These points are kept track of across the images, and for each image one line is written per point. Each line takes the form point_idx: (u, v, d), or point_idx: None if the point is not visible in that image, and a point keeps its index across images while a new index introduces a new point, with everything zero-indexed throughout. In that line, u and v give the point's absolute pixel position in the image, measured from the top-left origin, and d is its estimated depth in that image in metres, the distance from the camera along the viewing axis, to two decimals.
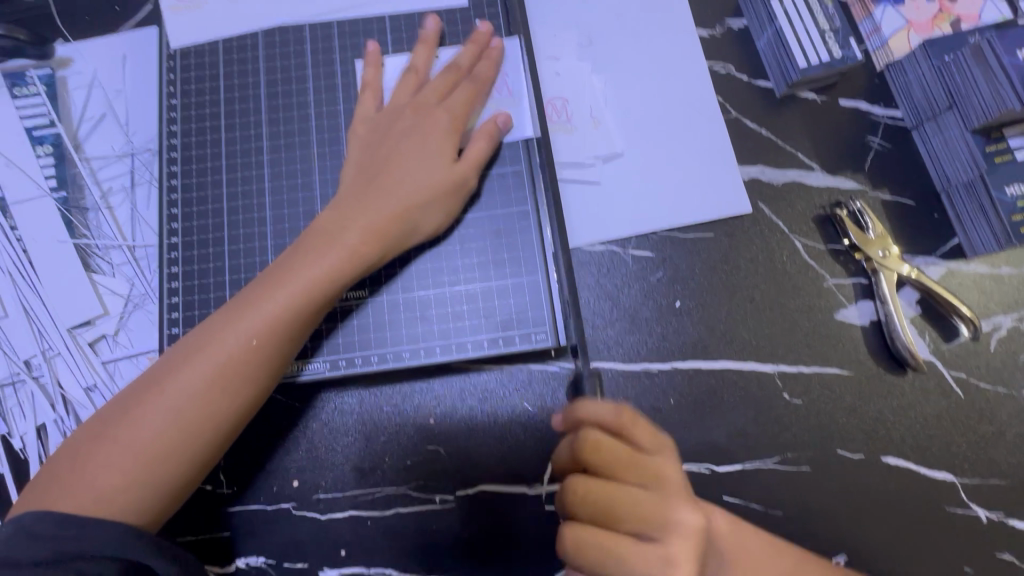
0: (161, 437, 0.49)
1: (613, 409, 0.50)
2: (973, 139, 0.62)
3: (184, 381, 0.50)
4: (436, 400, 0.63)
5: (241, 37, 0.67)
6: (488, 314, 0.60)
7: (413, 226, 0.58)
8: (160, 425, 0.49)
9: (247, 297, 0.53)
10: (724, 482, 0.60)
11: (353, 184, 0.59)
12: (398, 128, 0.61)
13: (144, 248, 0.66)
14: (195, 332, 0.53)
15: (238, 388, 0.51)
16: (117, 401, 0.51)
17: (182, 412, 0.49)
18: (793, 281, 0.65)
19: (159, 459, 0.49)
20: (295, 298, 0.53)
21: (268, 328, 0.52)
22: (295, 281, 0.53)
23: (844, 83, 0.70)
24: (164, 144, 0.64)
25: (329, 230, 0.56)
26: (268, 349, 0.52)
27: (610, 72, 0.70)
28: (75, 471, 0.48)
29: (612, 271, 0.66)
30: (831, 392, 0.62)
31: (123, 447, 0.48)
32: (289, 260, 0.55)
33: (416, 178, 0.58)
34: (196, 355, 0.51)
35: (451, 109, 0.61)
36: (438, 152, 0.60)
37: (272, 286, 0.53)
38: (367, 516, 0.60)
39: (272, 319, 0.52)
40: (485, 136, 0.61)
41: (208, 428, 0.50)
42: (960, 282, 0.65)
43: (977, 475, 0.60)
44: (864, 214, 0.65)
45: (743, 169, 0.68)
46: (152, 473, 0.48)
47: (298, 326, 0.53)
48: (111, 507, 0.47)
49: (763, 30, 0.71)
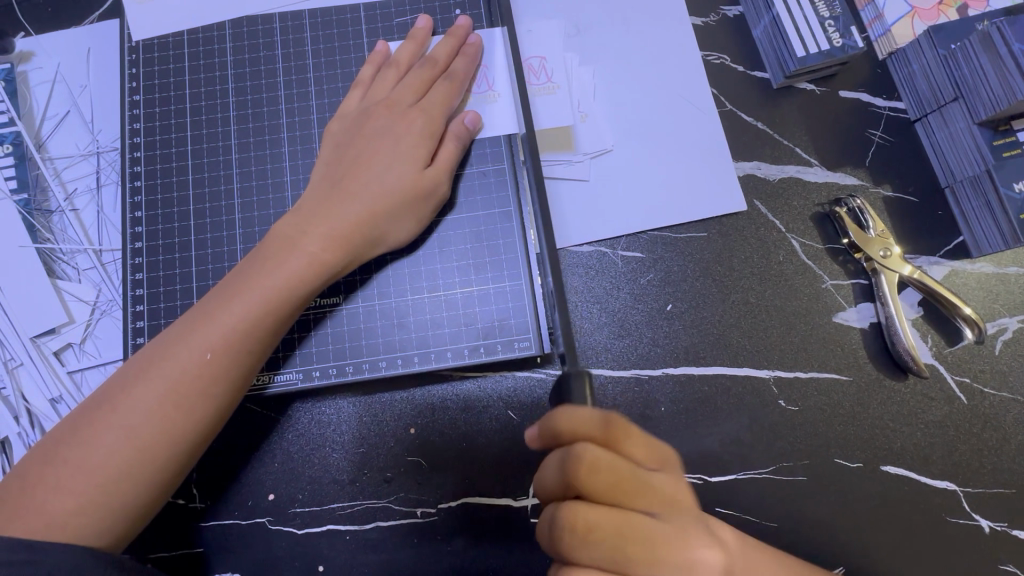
0: (114, 457, 0.46)
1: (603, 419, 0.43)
2: (979, 132, 0.59)
3: (137, 399, 0.48)
4: (415, 409, 0.60)
5: (208, 28, 0.63)
6: (468, 321, 0.58)
7: (383, 233, 0.55)
8: (115, 444, 0.47)
9: (203, 309, 0.51)
10: (717, 493, 0.58)
11: (318, 188, 0.56)
12: (370, 127, 0.57)
13: (110, 253, 0.63)
14: (152, 345, 0.50)
15: (195, 405, 0.49)
16: (69, 419, 0.48)
17: (136, 431, 0.47)
18: (789, 282, 0.62)
19: (113, 480, 0.46)
20: (254, 310, 0.50)
21: (225, 341, 0.49)
22: (254, 292, 0.51)
23: (844, 74, 0.67)
24: (128, 143, 0.61)
25: (289, 236, 0.53)
26: (226, 363, 0.49)
27: (598, 63, 0.67)
28: (23, 494, 0.45)
29: (600, 273, 0.63)
30: (829, 398, 0.60)
31: (74, 468, 0.46)
32: (248, 270, 0.52)
33: (387, 182, 0.55)
34: (149, 369, 0.49)
35: (428, 108, 0.58)
36: (411, 155, 0.56)
37: (230, 297, 0.51)
38: (345, 530, 0.58)
39: (232, 331, 0.50)
40: (453, 139, 0.58)
41: (164, 447, 0.48)
42: (964, 282, 0.62)
43: (981, 484, 0.58)
44: (864, 212, 0.62)
45: (738, 165, 0.65)
46: (106, 495, 0.46)
47: (257, 338, 0.51)
48: (65, 531, 0.45)
49: (760, 17, 0.67)
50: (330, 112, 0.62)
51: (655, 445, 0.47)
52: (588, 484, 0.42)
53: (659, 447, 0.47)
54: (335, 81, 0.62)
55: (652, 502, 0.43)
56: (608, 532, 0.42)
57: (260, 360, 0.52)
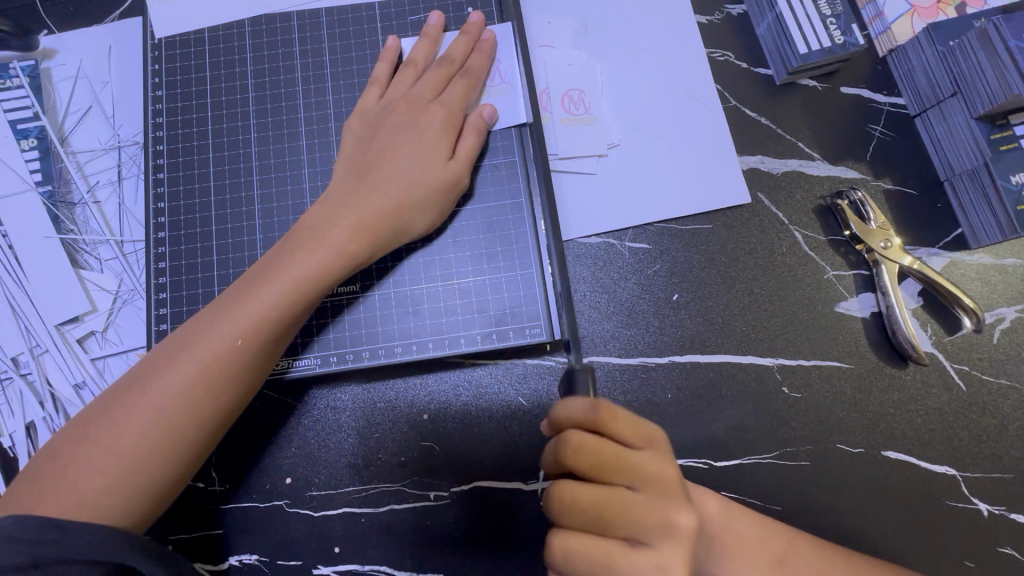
0: (144, 438, 0.48)
1: (589, 403, 0.45)
2: (977, 126, 0.61)
3: (166, 382, 0.49)
4: (429, 396, 0.62)
5: (228, 26, 0.65)
6: (481, 309, 0.59)
7: (403, 224, 0.57)
8: (145, 426, 0.48)
9: (232, 296, 0.52)
10: (722, 477, 0.59)
11: (343, 181, 0.57)
12: (392, 123, 0.59)
13: (132, 244, 0.64)
14: (181, 330, 0.52)
15: (222, 389, 0.50)
16: (100, 402, 0.50)
17: (165, 413, 0.49)
18: (792, 273, 0.64)
19: (142, 461, 0.48)
20: (282, 298, 0.52)
21: (253, 328, 0.51)
22: (282, 280, 0.52)
23: (846, 70, 0.68)
24: (150, 137, 0.63)
25: (316, 227, 0.55)
26: (253, 348, 0.51)
27: (607, 60, 0.69)
28: (56, 472, 0.47)
29: (609, 263, 0.65)
30: (831, 385, 0.61)
31: (104, 448, 0.48)
32: (274, 259, 0.54)
33: (408, 174, 0.57)
34: (179, 354, 0.50)
35: (446, 103, 0.60)
36: (431, 148, 0.58)
37: (259, 285, 0.52)
38: (360, 513, 0.60)
39: (259, 318, 0.51)
40: (473, 132, 0.60)
41: (192, 429, 0.49)
42: (962, 273, 0.63)
43: (979, 469, 0.60)
44: (865, 204, 0.64)
45: (742, 159, 0.67)
46: (134, 474, 0.48)
47: (282, 325, 0.52)
48: (96, 509, 0.47)
49: (763, 16, 0.69)
50: (346, 106, 0.63)
51: (644, 423, 0.47)
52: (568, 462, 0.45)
53: (648, 426, 0.47)
54: (351, 77, 0.64)
55: (633, 476, 0.44)
56: (589, 506, 0.44)
57: (283, 347, 0.54)
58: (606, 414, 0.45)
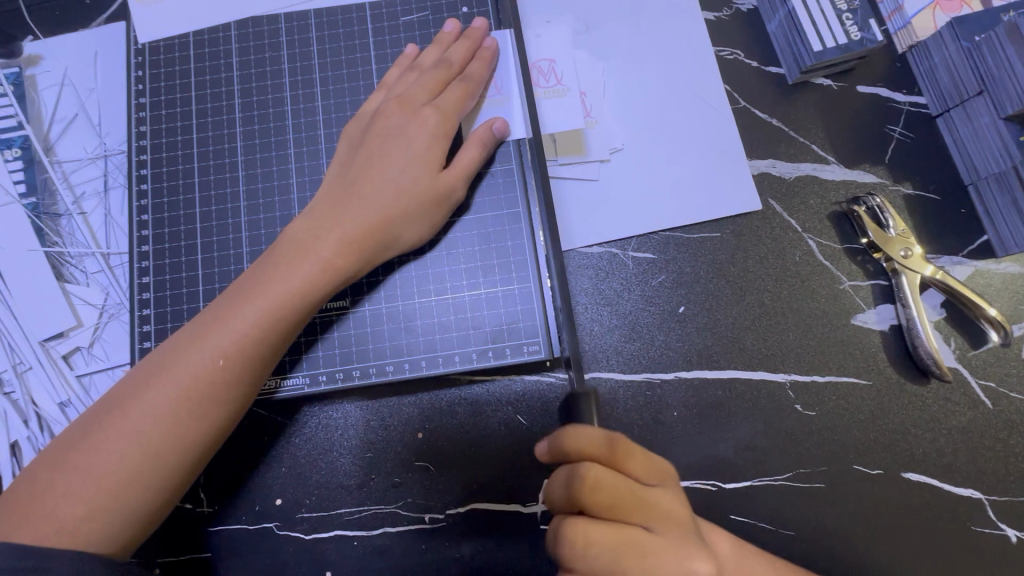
0: (124, 462, 0.46)
1: (607, 436, 0.42)
2: (1006, 127, 0.57)
3: (147, 404, 0.47)
4: (423, 415, 0.59)
5: (214, 29, 0.63)
6: (476, 324, 0.57)
7: (393, 237, 0.54)
8: (125, 449, 0.46)
9: (216, 312, 0.50)
10: (731, 499, 0.56)
11: (332, 190, 0.55)
12: (383, 126, 0.56)
13: (118, 256, 0.63)
14: (163, 348, 0.50)
15: (206, 410, 0.48)
16: (79, 423, 0.48)
17: (146, 435, 0.47)
18: (805, 283, 0.61)
19: (124, 485, 0.46)
20: (266, 314, 0.50)
21: (237, 346, 0.49)
22: (266, 295, 0.50)
23: (863, 68, 0.65)
24: (135, 146, 0.61)
25: (302, 240, 0.53)
26: (238, 368, 0.49)
27: (610, 60, 0.66)
28: (33, 499, 0.45)
29: (611, 274, 0.62)
30: (848, 403, 0.58)
31: (83, 474, 0.46)
32: (259, 273, 0.52)
33: (400, 185, 0.54)
34: (161, 373, 0.48)
35: (442, 108, 0.57)
36: (424, 158, 0.55)
37: (243, 300, 0.50)
38: (353, 536, 0.57)
39: (243, 336, 0.49)
40: (477, 144, 0.56)
41: (174, 452, 0.47)
42: (989, 283, 0.60)
43: (1007, 492, 0.56)
44: (884, 210, 0.60)
45: (752, 164, 0.63)
46: (115, 500, 0.46)
47: (269, 343, 0.50)
48: (75, 537, 0.45)
49: (774, 11, 0.65)
50: (336, 113, 0.61)
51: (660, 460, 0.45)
52: (589, 504, 0.40)
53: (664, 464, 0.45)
54: (341, 81, 0.62)
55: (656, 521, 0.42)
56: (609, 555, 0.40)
57: (271, 365, 0.52)
58: (625, 449, 0.42)
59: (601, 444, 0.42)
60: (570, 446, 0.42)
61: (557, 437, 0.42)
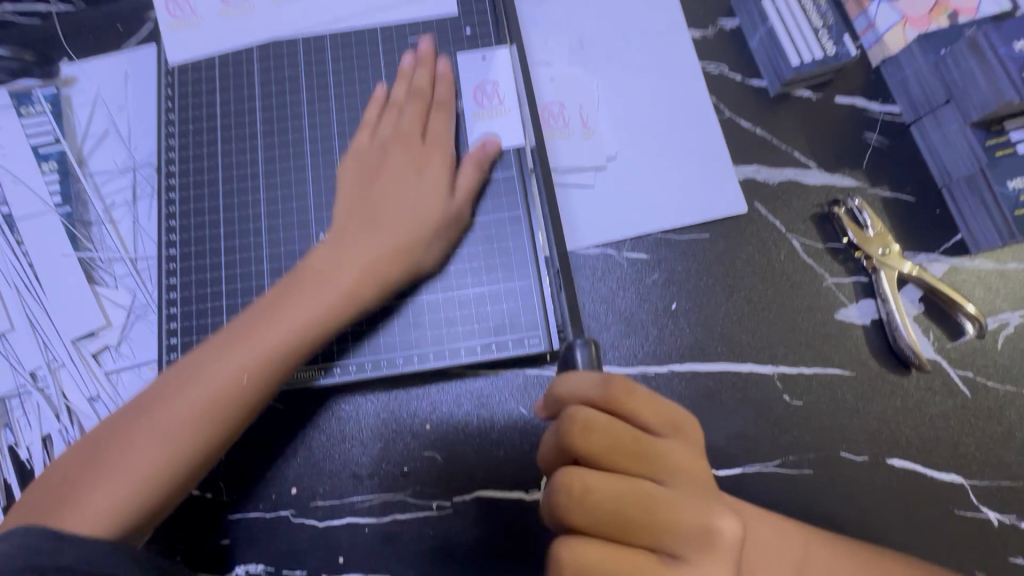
0: (155, 462, 0.49)
1: (600, 380, 0.44)
2: (972, 133, 0.61)
3: (171, 411, 0.51)
4: (431, 408, 0.63)
5: (237, 51, 0.68)
6: (481, 320, 0.61)
7: (413, 261, 0.59)
8: (156, 449, 0.50)
9: (247, 326, 0.54)
10: (724, 485, 0.59)
11: (356, 213, 0.59)
12: (394, 153, 0.61)
13: (145, 261, 0.67)
14: (195, 355, 0.53)
15: (229, 419, 0.52)
16: (112, 420, 0.51)
17: (176, 438, 0.50)
18: (791, 280, 0.64)
19: (153, 483, 0.49)
20: (291, 332, 0.54)
21: (266, 360, 0.53)
22: (295, 314, 0.54)
23: (840, 80, 0.69)
24: (163, 158, 0.66)
25: (330, 261, 0.57)
26: (266, 380, 0.53)
27: (604, 75, 0.71)
28: (69, 489, 0.48)
29: (607, 273, 0.65)
30: (833, 392, 0.61)
31: (109, 472, 0.49)
32: (287, 291, 0.55)
33: (415, 208, 0.59)
34: (189, 384, 0.52)
35: (443, 139, 0.63)
36: (435, 183, 0.60)
37: (274, 317, 0.54)
38: (364, 523, 0.60)
39: (272, 353, 0.53)
40: (477, 167, 0.62)
41: (201, 456, 0.51)
42: (964, 279, 0.63)
43: (988, 477, 0.59)
44: (862, 211, 0.64)
45: (738, 169, 0.68)
46: (143, 497, 0.49)
47: (294, 360, 0.54)
48: (103, 527, 0.47)
49: (755, 29, 0.70)
50: (349, 126, 0.66)
51: (664, 410, 0.47)
52: (585, 446, 0.43)
53: (670, 413, 0.47)
54: (355, 98, 0.67)
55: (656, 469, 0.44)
56: (608, 497, 0.42)
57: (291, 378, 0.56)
58: (619, 392, 0.44)
59: (594, 387, 0.44)
60: (564, 391, 0.45)
61: (552, 385, 0.46)
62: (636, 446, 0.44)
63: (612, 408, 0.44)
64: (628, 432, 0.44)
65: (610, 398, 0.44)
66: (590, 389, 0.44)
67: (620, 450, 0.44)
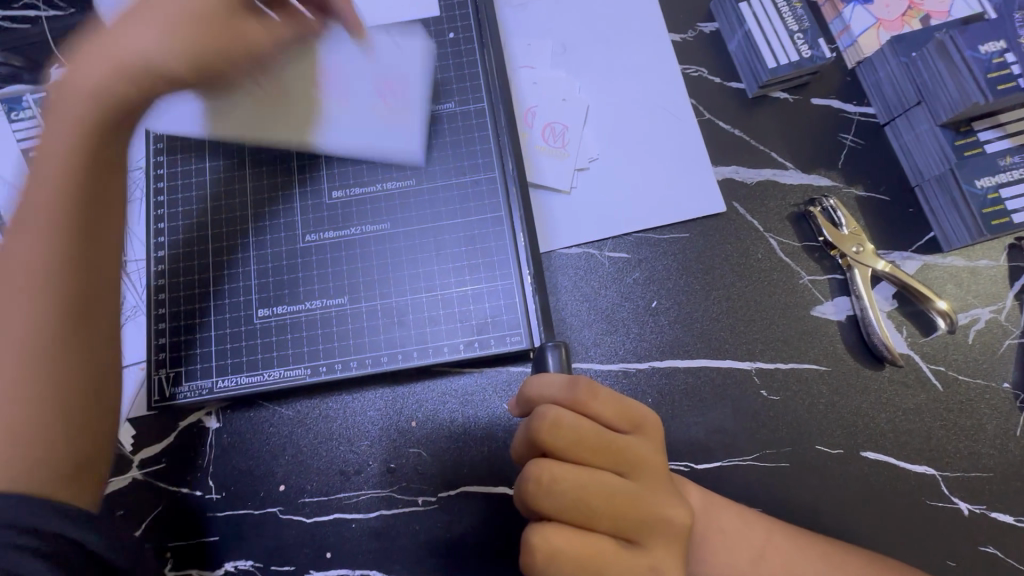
0: (32, 379, 0.47)
1: (567, 382, 0.47)
2: (942, 133, 0.63)
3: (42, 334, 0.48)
4: (416, 405, 0.64)
5: None
6: (463, 318, 0.62)
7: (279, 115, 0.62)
8: (28, 367, 0.47)
9: (41, 207, 0.51)
10: (703, 479, 0.61)
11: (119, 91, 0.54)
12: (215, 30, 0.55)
13: (135, 263, 0.68)
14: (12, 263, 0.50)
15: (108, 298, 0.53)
16: None
17: (35, 347, 0.48)
18: (768, 279, 0.66)
19: (38, 400, 0.47)
20: (64, 200, 0.51)
21: (72, 233, 0.51)
22: (40, 181, 0.52)
23: (815, 83, 0.71)
24: (151, 161, 0.67)
25: (59, 143, 0.53)
26: (81, 254, 0.51)
27: (585, 78, 0.72)
28: None
29: (588, 272, 0.67)
30: (808, 387, 0.63)
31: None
32: (34, 174, 0.53)
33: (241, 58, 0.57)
34: (44, 182, 0.51)
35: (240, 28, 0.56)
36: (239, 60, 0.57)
37: (27, 199, 0.51)
38: (351, 519, 0.62)
39: (47, 230, 0.50)
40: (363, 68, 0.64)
41: (74, 350, 0.49)
42: (937, 276, 0.65)
43: (959, 469, 0.60)
44: (837, 210, 0.66)
45: (716, 170, 0.69)
46: (42, 418, 0.46)
47: (81, 198, 0.52)
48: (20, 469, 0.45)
49: (734, 32, 0.72)
50: None
51: (629, 407, 0.48)
52: (551, 442, 0.45)
53: (635, 410, 0.48)
54: None
55: (619, 462, 0.45)
56: (573, 488, 0.44)
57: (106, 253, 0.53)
58: (585, 393, 0.46)
59: (561, 388, 0.47)
60: (534, 391, 0.47)
61: (524, 384, 0.49)
62: (602, 441, 0.45)
63: (577, 407, 0.46)
64: (592, 428, 0.46)
65: (575, 398, 0.46)
66: (559, 390, 0.46)
67: (584, 445, 0.45)
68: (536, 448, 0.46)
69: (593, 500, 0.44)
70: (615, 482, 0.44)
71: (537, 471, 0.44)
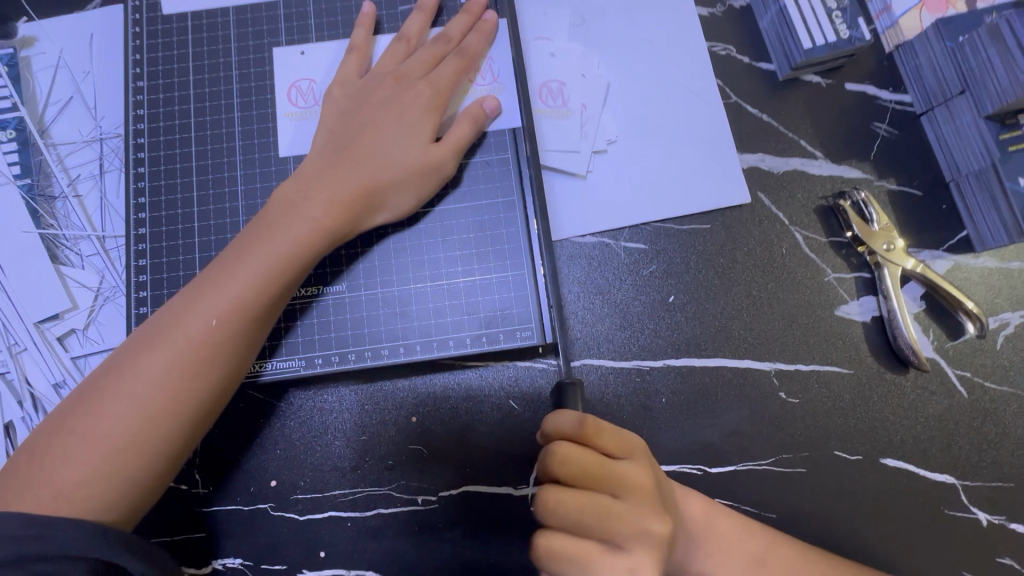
0: (126, 429, 0.47)
1: (594, 410, 0.44)
2: (986, 126, 0.59)
3: (153, 363, 0.48)
4: (416, 401, 0.60)
5: (212, 14, 0.63)
6: (471, 311, 0.58)
7: (382, 203, 0.56)
8: (125, 417, 0.47)
9: (205, 283, 0.51)
10: (716, 484, 0.58)
11: (322, 154, 0.56)
12: (376, 96, 0.58)
13: (113, 239, 0.63)
14: (156, 317, 0.51)
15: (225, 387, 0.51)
16: (73, 397, 0.48)
17: (143, 402, 0.47)
18: (792, 275, 0.62)
19: (123, 449, 0.46)
20: (262, 280, 0.51)
21: (231, 311, 0.50)
22: (270, 256, 0.51)
23: (851, 66, 0.66)
24: (131, 129, 0.61)
25: (291, 201, 0.53)
26: (228, 332, 0.50)
27: (605, 54, 0.67)
28: (38, 465, 0.45)
29: (603, 263, 0.63)
30: (829, 391, 0.60)
31: (86, 438, 0.46)
32: (255, 233, 0.53)
33: (389, 155, 0.55)
34: (172, 340, 0.49)
35: (435, 83, 0.58)
36: (416, 130, 0.57)
37: (247, 259, 0.51)
38: (347, 518, 0.58)
39: (243, 298, 0.50)
40: (469, 121, 0.58)
41: (173, 415, 0.48)
42: (967, 277, 0.62)
43: (980, 478, 0.58)
44: (868, 205, 0.62)
45: (742, 157, 0.65)
46: (120, 468, 0.46)
47: (282, 291, 0.52)
48: (74, 500, 0.45)
49: (767, 8, 0.67)
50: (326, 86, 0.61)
51: (655, 436, 0.46)
52: (576, 474, 0.43)
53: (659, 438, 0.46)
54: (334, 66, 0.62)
55: (646, 493, 0.43)
56: (596, 522, 0.42)
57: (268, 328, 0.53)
58: None
59: (588, 417, 0.44)
60: (557, 421, 0.45)
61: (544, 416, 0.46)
62: (629, 472, 0.43)
63: (604, 437, 0.44)
64: (619, 458, 0.43)
65: None
66: (586, 421, 0.44)
67: (610, 477, 0.43)
68: (562, 480, 0.44)
69: (618, 534, 0.42)
70: (642, 515, 0.42)
71: (563, 506, 0.43)
